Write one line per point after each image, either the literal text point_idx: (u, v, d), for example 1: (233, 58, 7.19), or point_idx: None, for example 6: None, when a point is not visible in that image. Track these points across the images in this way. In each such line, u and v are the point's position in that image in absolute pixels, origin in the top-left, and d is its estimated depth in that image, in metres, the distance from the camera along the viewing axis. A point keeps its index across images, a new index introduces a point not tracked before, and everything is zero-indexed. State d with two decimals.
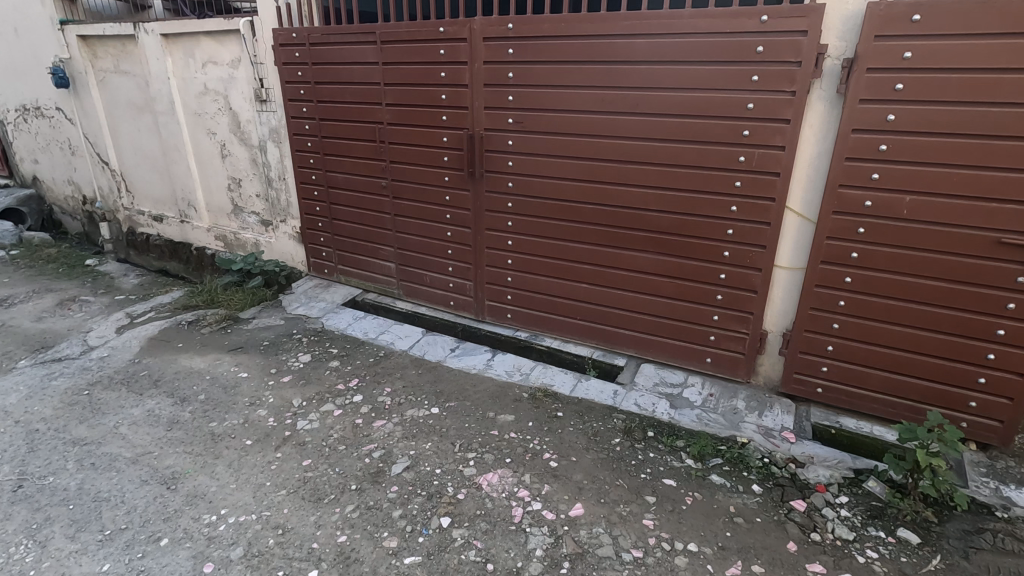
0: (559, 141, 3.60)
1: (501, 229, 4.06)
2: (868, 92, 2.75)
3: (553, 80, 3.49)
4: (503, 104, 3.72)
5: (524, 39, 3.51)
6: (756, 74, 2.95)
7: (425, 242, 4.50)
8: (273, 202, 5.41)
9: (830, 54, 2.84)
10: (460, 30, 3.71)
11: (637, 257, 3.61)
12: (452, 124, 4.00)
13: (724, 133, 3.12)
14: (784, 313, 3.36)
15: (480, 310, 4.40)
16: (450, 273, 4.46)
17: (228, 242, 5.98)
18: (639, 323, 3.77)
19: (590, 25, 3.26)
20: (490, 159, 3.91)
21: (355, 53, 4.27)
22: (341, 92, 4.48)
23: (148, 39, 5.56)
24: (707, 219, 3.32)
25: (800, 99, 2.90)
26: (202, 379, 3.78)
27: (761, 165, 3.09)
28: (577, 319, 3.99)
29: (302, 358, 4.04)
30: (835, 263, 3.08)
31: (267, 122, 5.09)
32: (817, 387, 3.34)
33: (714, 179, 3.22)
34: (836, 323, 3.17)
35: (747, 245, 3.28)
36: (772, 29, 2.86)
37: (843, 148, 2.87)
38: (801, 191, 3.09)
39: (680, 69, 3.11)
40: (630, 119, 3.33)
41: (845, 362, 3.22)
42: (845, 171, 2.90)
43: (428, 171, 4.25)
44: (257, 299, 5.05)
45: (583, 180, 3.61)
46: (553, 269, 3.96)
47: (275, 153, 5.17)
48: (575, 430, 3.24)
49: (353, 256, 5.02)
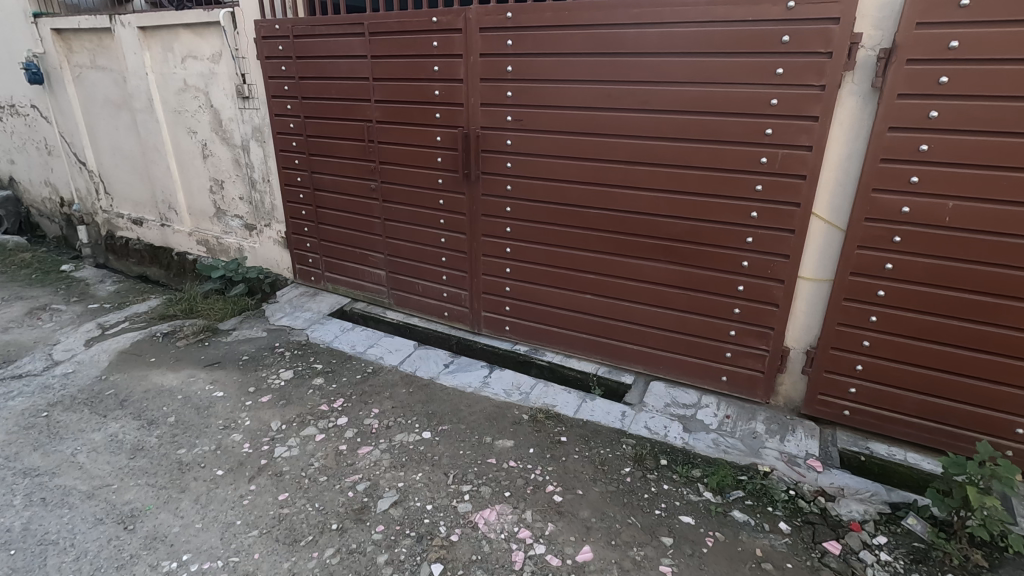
0: (562, 141, 3.31)
1: (498, 235, 3.77)
2: (908, 86, 2.47)
3: (555, 74, 3.20)
4: (501, 101, 3.43)
5: (523, 29, 3.22)
6: (781, 67, 2.67)
7: (417, 249, 4.20)
8: (257, 205, 5.11)
9: (864, 44, 2.55)
10: (454, 20, 3.42)
11: (646, 267, 3.32)
12: (446, 122, 3.70)
13: (744, 131, 2.83)
14: (807, 328, 3.08)
15: (476, 322, 4.11)
16: (444, 282, 4.16)
17: (211, 247, 5.67)
18: (648, 338, 3.48)
19: (596, 13, 2.98)
20: (486, 160, 3.62)
21: (341, 46, 3.97)
22: (326, 88, 4.18)
23: (125, 32, 5.25)
24: (724, 226, 3.04)
25: (830, 94, 2.62)
26: (172, 399, 3.47)
27: (785, 167, 2.81)
28: (581, 333, 3.70)
29: (284, 375, 3.73)
30: (866, 275, 2.80)
31: (250, 120, 4.79)
32: (844, 409, 3.06)
33: (732, 182, 2.94)
34: (867, 341, 2.89)
35: (769, 254, 3.00)
36: (799, 17, 2.58)
37: (877, 148, 2.60)
38: (829, 196, 2.81)
39: (695, 62, 2.83)
40: (640, 116, 3.04)
41: (876, 384, 2.94)
42: (879, 174, 2.63)
43: (420, 172, 3.96)
44: (239, 308, 4.74)
45: (588, 184, 3.33)
46: (555, 278, 3.66)
47: (259, 153, 4.87)
48: (580, 458, 2.95)
49: (341, 263, 4.72)
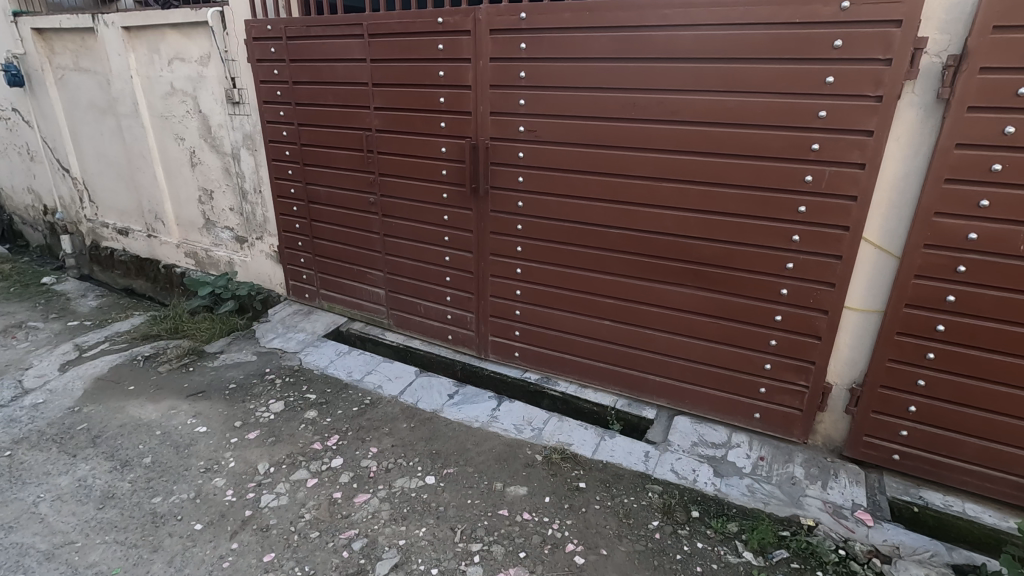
0: (581, 154, 3.01)
1: (509, 254, 3.47)
2: (980, 98, 2.17)
3: (573, 81, 2.91)
4: (513, 109, 3.13)
5: (539, 31, 2.92)
6: (831, 75, 2.37)
7: (419, 267, 3.90)
8: (249, 217, 4.81)
9: (928, 50, 2.26)
10: (462, 20, 3.12)
11: (673, 292, 3.02)
12: (451, 131, 3.40)
13: (787, 147, 2.53)
14: (852, 364, 2.78)
15: (482, 347, 3.80)
16: (448, 303, 3.86)
17: (199, 260, 5.36)
18: (673, 369, 3.18)
19: (621, 14, 2.69)
20: (496, 174, 3.32)
21: (338, 48, 3.67)
22: (322, 94, 3.88)
23: (109, 32, 4.94)
24: (762, 250, 2.74)
25: (888, 106, 2.32)
26: (150, 436, 3.16)
27: (832, 187, 2.51)
28: (598, 362, 3.40)
29: (273, 408, 3.41)
30: (924, 307, 2.51)
31: (240, 127, 4.49)
32: (894, 453, 2.76)
33: (772, 202, 2.64)
34: (922, 380, 2.59)
35: (811, 282, 2.70)
36: (855, 18, 2.28)
37: (941, 167, 2.31)
38: (883, 219, 2.52)
39: (733, 68, 2.53)
40: (669, 128, 2.74)
41: (932, 427, 2.64)
42: (942, 196, 2.33)
43: (423, 186, 3.66)
44: (227, 328, 4.42)
45: (608, 201, 3.03)
46: (570, 302, 3.36)
47: (250, 161, 4.57)
48: (601, 509, 2.65)
49: (337, 280, 4.41)
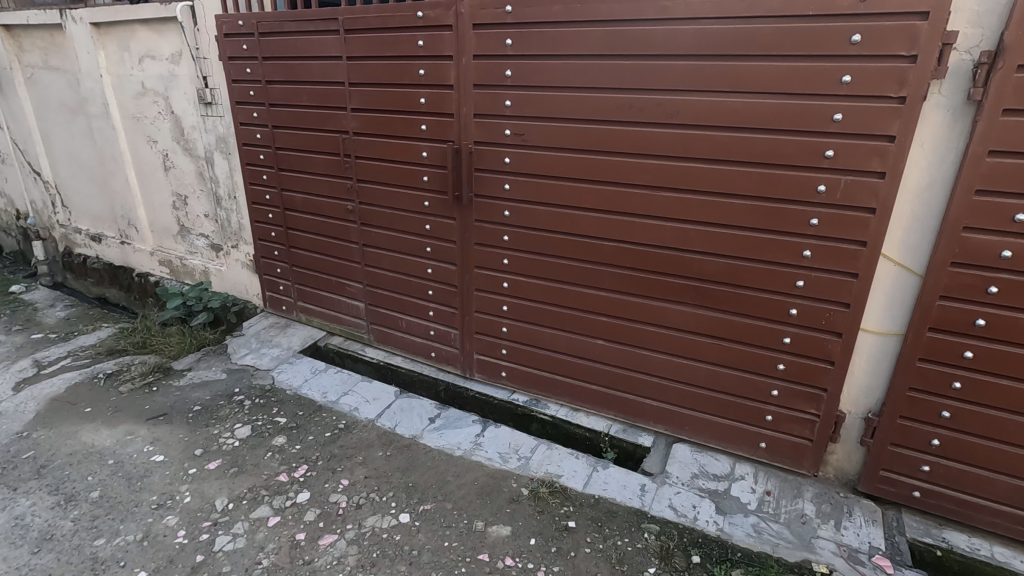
0: (571, 160, 2.77)
1: (495, 267, 3.22)
2: (1017, 99, 1.93)
3: (563, 80, 2.66)
4: (499, 111, 2.88)
5: (526, 26, 2.68)
6: (848, 74, 2.13)
7: (400, 279, 3.64)
8: (224, 224, 4.55)
9: (957, 46, 2.02)
10: (443, 14, 2.87)
11: (672, 311, 2.77)
12: (433, 135, 3.15)
13: (798, 153, 2.29)
14: (868, 391, 2.54)
15: (467, 365, 3.55)
16: (430, 318, 3.60)
17: (174, 269, 5.09)
18: (671, 394, 2.93)
19: (615, 6, 2.44)
20: (481, 181, 3.07)
21: (313, 45, 3.41)
22: (296, 94, 3.62)
23: (77, 28, 4.68)
24: (769, 266, 2.49)
25: (912, 109, 2.07)
26: (101, 466, 2.90)
27: (848, 198, 2.26)
28: (591, 384, 3.15)
29: (239, 433, 3.14)
30: (949, 332, 2.26)
31: (213, 129, 4.23)
32: (914, 490, 2.51)
33: (781, 214, 2.39)
34: (947, 412, 2.34)
35: (824, 302, 2.45)
36: (876, 10, 2.03)
37: (972, 177, 2.06)
38: (904, 233, 2.27)
39: (739, 66, 2.28)
40: (667, 132, 2.50)
41: (957, 463, 2.39)
42: (972, 209, 2.09)
43: (403, 193, 3.40)
44: (198, 342, 4.16)
45: (602, 212, 2.78)
46: (561, 319, 3.11)
47: (224, 165, 4.31)
48: (592, 554, 2.40)
49: (315, 292, 4.15)
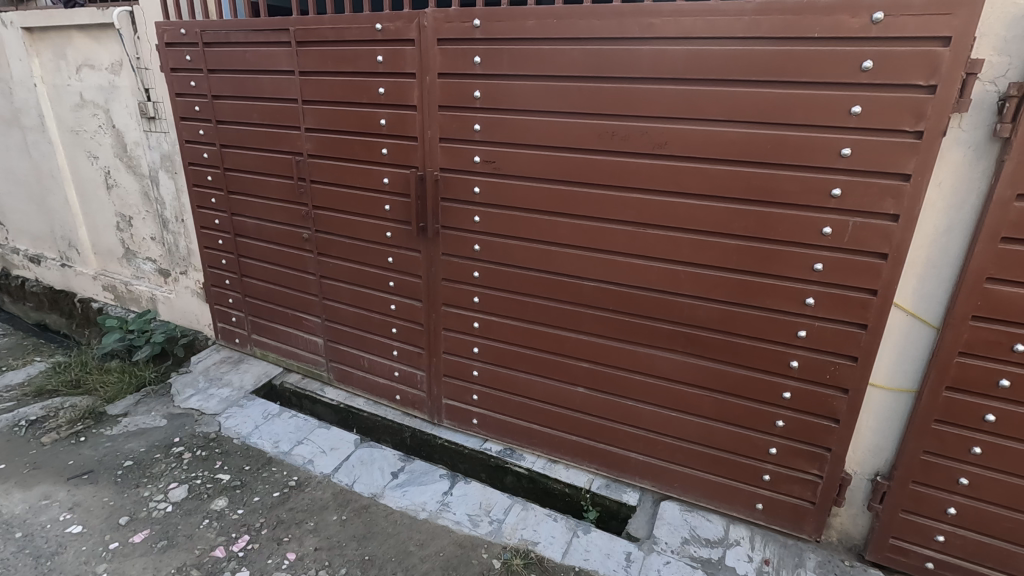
0: (548, 191, 2.48)
1: (464, 305, 2.92)
2: None
3: (537, 103, 2.38)
4: (467, 135, 2.59)
5: (496, 42, 2.39)
6: (859, 103, 1.88)
7: (360, 315, 3.32)
8: (171, 248, 4.17)
9: (982, 76, 1.79)
10: (404, 27, 2.57)
11: (659, 358, 2.50)
12: (394, 160, 2.84)
13: (802, 191, 2.03)
14: (876, 450, 2.30)
15: (435, 411, 3.23)
16: (394, 358, 3.28)
17: (118, 295, 4.67)
18: (658, 448, 2.66)
19: (595, 23, 2.17)
20: (448, 212, 2.77)
21: (262, 57, 3.08)
22: (246, 111, 3.28)
23: (8, 33, 4.27)
24: (768, 314, 2.24)
25: (931, 145, 1.83)
26: (5, 542, 2.51)
27: (857, 242, 2.01)
28: (571, 435, 2.86)
29: (173, 496, 2.77)
30: (969, 392, 2.02)
31: (158, 146, 3.86)
32: (927, 562, 2.26)
33: (781, 258, 2.14)
34: (965, 479, 2.10)
35: (828, 355, 2.20)
36: (890, 34, 1.79)
37: (997, 223, 1.83)
38: (918, 281, 2.04)
39: (735, 93, 2.02)
40: (655, 164, 2.23)
41: (976, 534, 2.14)
42: (998, 259, 1.85)
43: (362, 222, 3.09)
44: (137, 382, 3.75)
45: (582, 249, 2.50)
46: (537, 364, 2.82)
47: (170, 185, 3.94)
48: None
49: (270, 325, 3.80)
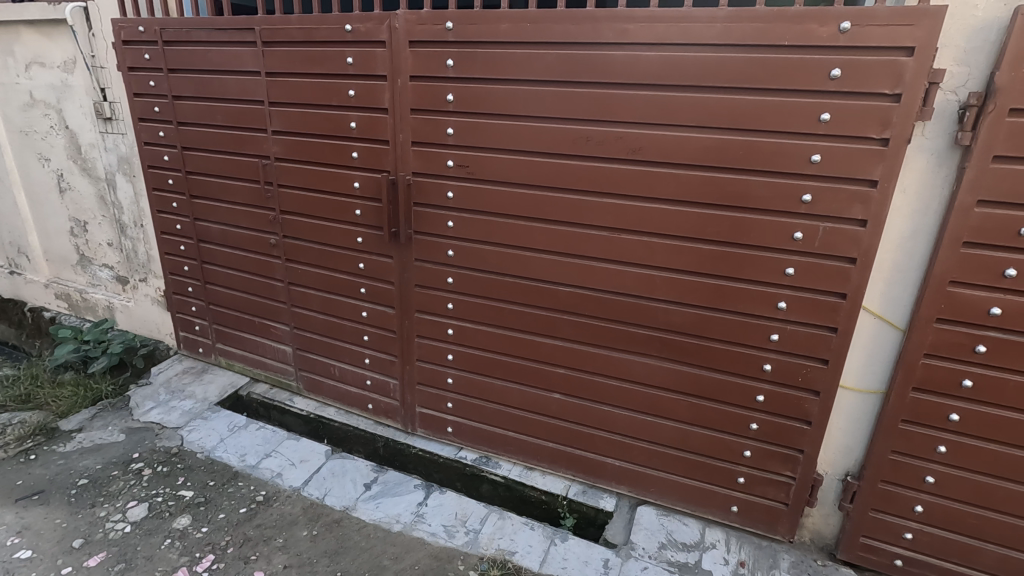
0: (522, 196, 2.46)
1: (438, 312, 2.87)
2: (1008, 146, 1.75)
3: (511, 108, 2.35)
4: (439, 139, 2.54)
5: (469, 45, 2.36)
6: (827, 111, 1.91)
7: (331, 322, 3.23)
8: (129, 254, 3.99)
9: (944, 86, 1.84)
10: (375, 28, 2.52)
11: (635, 363, 2.50)
12: (365, 164, 2.78)
13: (773, 197, 2.05)
14: (846, 451, 2.34)
15: (408, 419, 3.17)
16: (366, 366, 3.20)
17: (72, 304, 4.45)
18: (634, 453, 2.65)
19: (569, 28, 2.16)
20: (421, 217, 2.72)
21: (226, 57, 2.98)
22: (209, 113, 3.17)
23: None
24: (742, 318, 2.26)
25: (897, 152, 1.87)
26: None
27: (827, 247, 2.04)
28: (547, 442, 2.84)
29: (132, 515, 2.64)
30: (934, 393, 2.08)
31: (114, 147, 3.70)
32: (896, 559, 2.31)
33: (754, 262, 2.16)
34: (931, 477, 2.16)
35: (800, 357, 2.23)
36: (857, 43, 1.82)
37: (960, 228, 1.88)
38: (885, 285, 2.09)
39: (708, 99, 2.04)
40: (629, 170, 2.23)
41: (942, 531, 2.20)
42: (961, 263, 1.90)
43: (332, 227, 3.01)
44: (92, 395, 3.57)
45: (557, 254, 2.48)
46: (513, 371, 2.79)
47: (128, 189, 3.78)
48: None
49: (236, 334, 3.67)
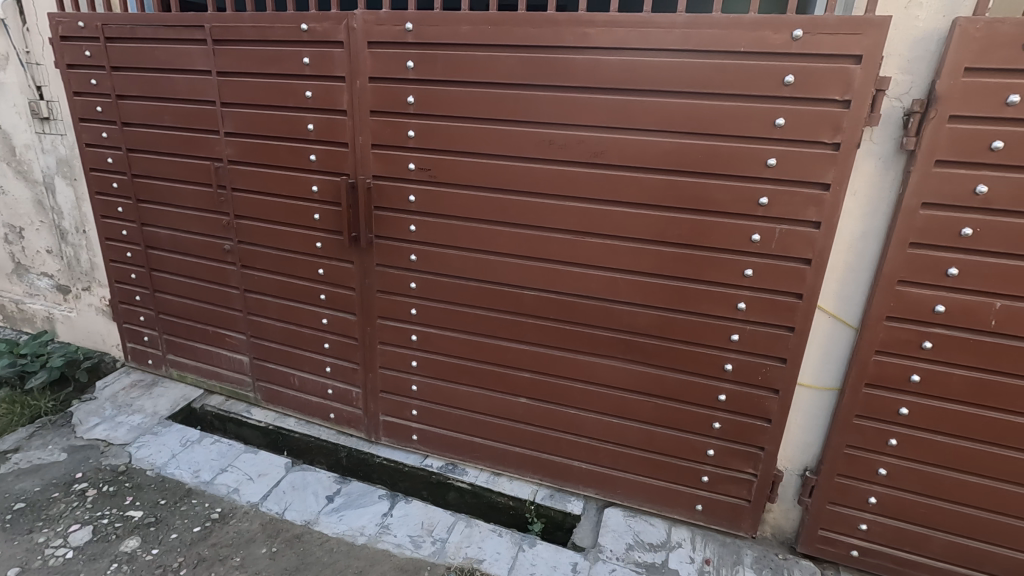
0: (486, 200, 2.44)
1: (402, 318, 2.81)
2: (950, 152, 1.84)
3: (473, 110, 2.33)
4: (400, 142, 2.49)
5: (429, 46, 2.33)
6: (782, 116, 1.96)
7: (289, 330, 3.13)
8: (71, 261, 3.78)
9: (890, 93, 1.91)
10: (332, 28, 2.46)
11: (601, 366, 2.51)
12: (323, 167, 2.70)
13: (732, 200, 2.09)
14: (804, 446, 2.41)
15: (372, 428, 3.09)
16: (327, 374, 3.11)
17: (8, 315, 4.17)
18: (601, 455, 2.66)
19: (530, 31, 2.15)
20: (383, 221, 2.67)
21: (175, 56, 2.85)
22: (156, 113, 3.02)
23: None
24: (704, 319, 2.29)
25: (848, 156, 1.94)
26: None
27: (784, 248, 2.09)
28: (514, 447, 2.81)
29: (75, 540, 2.49)
30: (885, 388, 2.15)
31: (53, 149, 3.50)
32: (852, 549, 2.38)
33: (714, 264, 2.20)
34: (884, 470, 2.24)
35: (759, 357, 2.28)
36: (808, 51, 1.88)
37: (907, 230, 1.96)
38: (839, 285, 2.16)
39: (668, 104, 2.06)
40: (592, 173, 2.24)
41: (895, 521, 2.28)
42: (908, 263, 1.98)
43: (290, 232, 2.91)
44: (29, 413, 3.35)
45: (522, 258, 2.47)
46: (478, 376, 2.76)
47: (69, 193, 3.58)
48: None
49: (189, 344, 3.51)
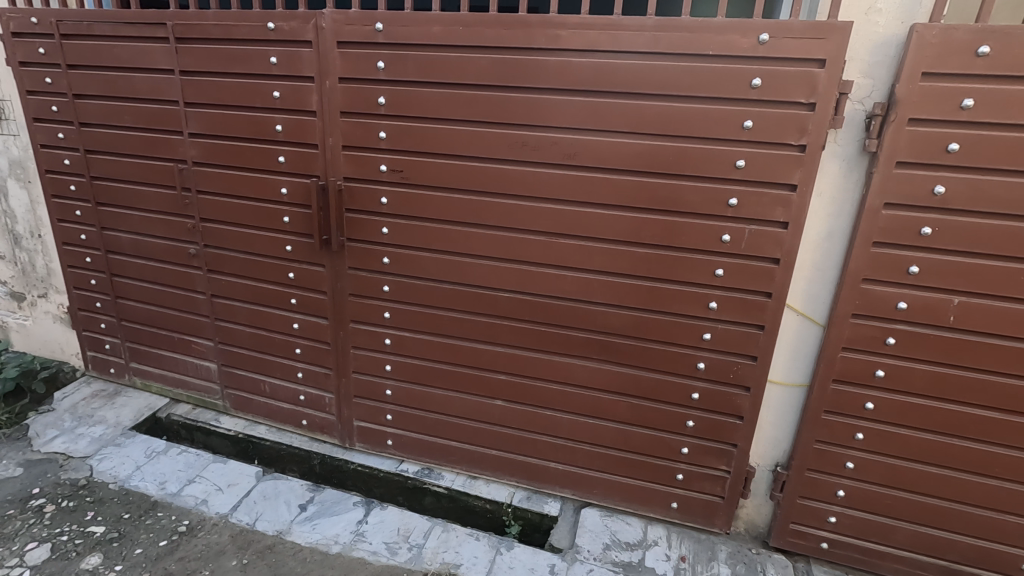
0: (459, 202, 2.42)
1: (375, 321, 2.77)
2: (909, 153, 1.90)
3: (446, 111, 2.31)
4: (372, 143, 2.46)
5: (400, 47, 2.30)
6: (749, 118, 1.99)
7: (259, 336, 3.05)
8: (26, 267, 3.62)
9: (853, 97, 1.96)
10: (300, 27, 2.41)
11: (576, 366, 2.52)
12: (292, 169, 2.65)
13: (703, 201, 2.12)
14: (775, 442, 2.45)
15: (345, 434, 3.04)
16: (299, 380, 3.05)
17: None
18: (577, 456, 2.67)
19: (502, 33, 2.15)
20: (354, 224, 2.63)
21: (135, 54, 2.76)
22: (116, 113, 2.92)
23: None
24: (677, 318, 2.32)
25: (813, 158, 1.98)
26: None
27: (753, 248, 2.13)
28: (490, 449, 2.80)
29: (32, 559, 2.39)
30: (851, 384, 2.21)
31: (5, 151, 3.35)
32: (822, 542, 2.44)
33: (686, 264, 2.23)
34: (851, 463, 2.29)
35: (731, 355, 2.32)
36: (774, 54, 1.92)
37: (870, 229, 2.01)
38: (806, 284, 2.20)
39: (639, 105, 2.08)
40: (565, 175, 2.24)
41: (862, 513, 2.35)
42: (871, 262, 2.04)
43: (258, 235, 2.85)
44: None
45: (496, 260, 2.46)
46: (454, 379, 2.74)
47: (23, 196, 3.43)
48: None
49: (153, 351, 3.40)
